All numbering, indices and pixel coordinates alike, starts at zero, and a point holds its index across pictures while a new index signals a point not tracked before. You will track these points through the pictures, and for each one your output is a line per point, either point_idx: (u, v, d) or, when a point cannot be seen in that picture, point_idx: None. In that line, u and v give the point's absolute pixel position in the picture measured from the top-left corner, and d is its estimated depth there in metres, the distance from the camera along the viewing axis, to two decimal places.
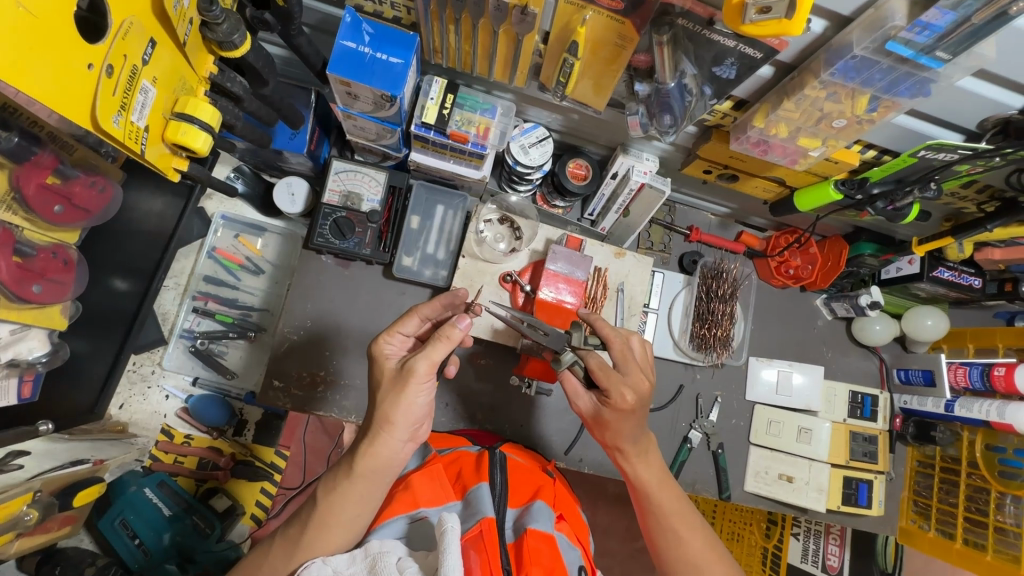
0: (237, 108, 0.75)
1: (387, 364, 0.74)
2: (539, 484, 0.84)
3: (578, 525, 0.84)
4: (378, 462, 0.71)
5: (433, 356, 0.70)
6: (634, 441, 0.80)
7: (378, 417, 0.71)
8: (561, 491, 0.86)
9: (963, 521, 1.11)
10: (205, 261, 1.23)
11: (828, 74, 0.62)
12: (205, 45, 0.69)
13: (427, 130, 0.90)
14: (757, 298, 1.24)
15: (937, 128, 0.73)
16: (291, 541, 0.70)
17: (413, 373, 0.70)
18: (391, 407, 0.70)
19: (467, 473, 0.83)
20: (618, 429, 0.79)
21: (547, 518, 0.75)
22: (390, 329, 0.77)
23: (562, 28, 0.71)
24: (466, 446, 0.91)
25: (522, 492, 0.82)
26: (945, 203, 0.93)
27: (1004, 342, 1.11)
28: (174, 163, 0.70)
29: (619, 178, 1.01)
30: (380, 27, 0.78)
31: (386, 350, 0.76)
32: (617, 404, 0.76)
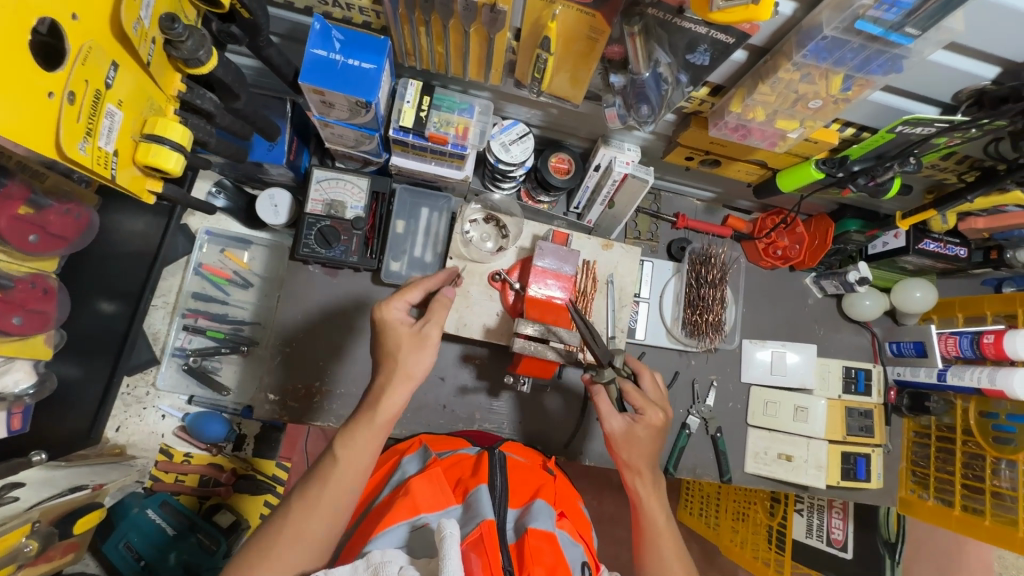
0: (209, 124, 0.74)
1: (402, 327, 0.76)
2: (539, 484, 0.86)
3: (579, 520, 0.85)
4: (399, 409, 0.74)
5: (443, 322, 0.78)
6: (650, 461, 0.84)
7: (397, 370, 0.74)
8: (562, 491, 0.88)
9: (960, 488, 1.12)
10: (192, 278, 1.22)
11: (801, 56, 0.62)
12: (172, 63, 0.68)
13: (406, 134, 0.90)
14: (746, 280, 1.24)
15: (913, 103, 0.74)
16: (314, 497, 0.68)
17: (431, 338, 0.76)
18: (411, 361, 0.74)
19: (467, 476, 0.84)
20: (641, 446, 0.83)
21: (547, 516, 0.76)
22: (398, 294, 0.79)
23: (533, 24, 0.71)
24: (465, 449, 0.93)
25: (522, 491, 0.83)
26: (927, 175, 0.92)
27: (992, 309, 1.12)
28: (147, 185, 0.70)
29: (601, 170, 1.01)
30: (351, 34, 0.77)
31: (393, 316, 0.77)
32: (650, 421, 0.83)
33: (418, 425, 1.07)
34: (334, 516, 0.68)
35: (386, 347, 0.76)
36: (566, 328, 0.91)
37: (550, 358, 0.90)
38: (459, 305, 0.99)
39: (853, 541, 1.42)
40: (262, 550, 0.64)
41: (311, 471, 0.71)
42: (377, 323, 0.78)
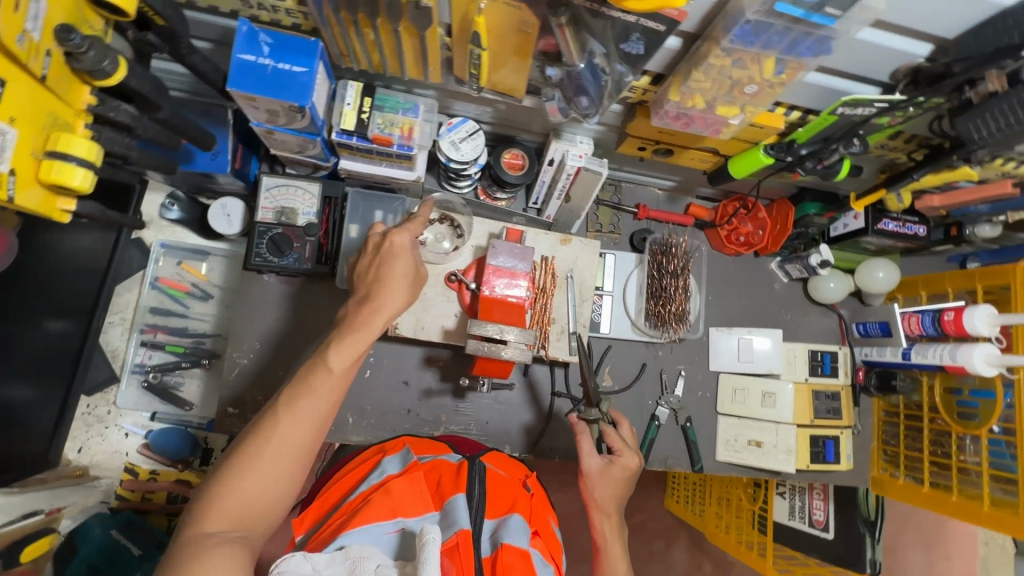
0: (127, 137, 0.73)
1: (410, 257, 0.76)
2: (515, 499, 0.82)
3: (551, 539, 0.83)
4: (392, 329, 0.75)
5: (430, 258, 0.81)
6: (616, 500, 0.91)
7: (399, 296, 0.74)
8: (539, 509, 0.85)
9: (929, 465, 1.13)
10: (149, 292, 1.19)
11: (728, 40, 0.61)
12: (78, 76, 0.64)
13: (349, 137, 0.88)
14: (710, 268, 1.24)
15: (853, 84, 0.73)
16: (303, 410, 0.67)
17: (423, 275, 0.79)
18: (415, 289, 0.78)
19: (446, 482, 0.82)
20: (611, 484, 0.90)
21: (523, 532, 0.73)
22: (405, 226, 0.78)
23: (462, 19, 0.69)
24: (446, 455, 0.91)
25: (500, 501, 0.81)
26: (878, 156, 0.92)
27: (953, 286, 1.12)
28: (59, 203, 0.68)
29: (555, 164, 1.00)
30: (279, 36, 0.74)
31: (401, 243, 0.77)
32: (625, 463, 0.90)
33: (384, 430, 1.06)
34: (320, 426, 0.69)
35: (389, 270, 0.75)
36: (517, 327, 0.89)
37: (506, 356, 0.88)
38: (416, 307, 0.98)
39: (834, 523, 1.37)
40: (248, 459, 0.64)
41: (294, 382, 0.69)
42: (385, 249, 0.77)
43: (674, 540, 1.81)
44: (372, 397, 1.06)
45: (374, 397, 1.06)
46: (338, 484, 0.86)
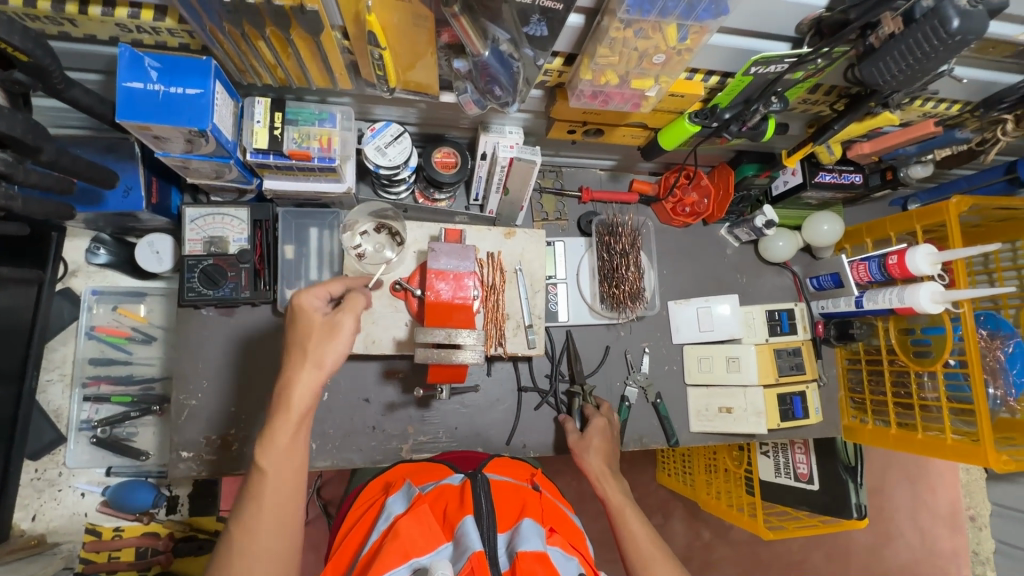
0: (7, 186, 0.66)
1: (313, 315, 0.71)
2: (523, 502, 0.78)
3: (571, 530, 0.77)
4: (312, 399, 0.69)
5: (357, 308, 0.73)
6: (606, 464, 0.98)
7: (306, 360, 0.68)
8: (553, 504, 0.80)
9: (893, 407, 1.15)
10: (86, 343, 1.14)
11: (624, 11, 0.59)
12: None
13: (265, 155, 0.84)
14: (660, 243, 1.24)
15: (760, 41, 0.72)
16: (252, 519, 0.64)
17: (339, 325, 0.70)
18: (323, 349, 0.69)
19: (452, 510, 0.75)
20: (596, 450, 0.99)
21: (537, 534, 0.69)
22: (316, 285, 0.74)
23: (354, 19, 0.66)
24: (449, 479, 0.84)
25: (509, 511, 0.76)
26: (803, 110, 0.92)
27: (895, 230, 1.13)
28: None
29: (489, 158, 0.98)
30: (166, 59, 0.70)
31: (307, 303, 0.72)
32: (596, 425, 1.03)
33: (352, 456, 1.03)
34: (283, 526, 0.65)
35: (295, 335, 0.70)
36: (467, 330, 0.87)
37: (460, 361, 0.85)
38: (364, 323, 0.95)
39: (819, 475, 1.32)
40: None
41: (240, 492, 0.66)
42: (292, 315, 0.72)
43: (670, 513, 1.80)
44: (333, 420, 1.03)
45: (336, 419, 1.03)
46: (349, 536, 0.76)
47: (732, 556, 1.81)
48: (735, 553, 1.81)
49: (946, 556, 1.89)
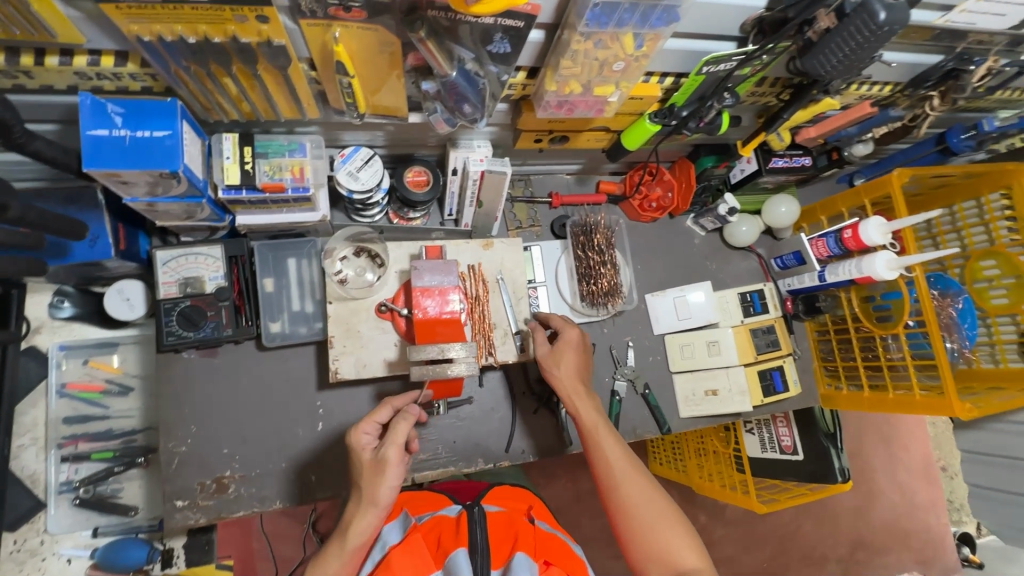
0: None
1: (361, 452, 0.80)
2: (518, 535, 0.79)
3: (573, 562, 0.79)
4: (367, 535, 0.77)
5: (398, 441, 0.77)
6: (579, 379, 0.97)
7: (364, 499, 0.77)
8: (551, 535, 0.81)
9: (864, 370, 1.22)
10: (58, 402, 1.09)
11: (583, 25, 0.62)
12: None
13: (238, 191, 0.83)
14: (632, 239, 1.28)
15: (709, 42, 0.77)
16: None
17: (386, 462, 0.76)
18: (374, 488, 0.77)
19: (446, 538, 0.79)
20: (569, 364, 0.96)
21: (529, 569, 0.71)
22: (367, 418, 0.82)
23: (322, 51, 0.67)
24: (447, 509, 0.87)
25: (505, 543, 0.79)
26: (752, 102, 0.98)
27: (846, 205, 1.21)
28: None
29: (460, 173, 0.99)
30: (130, 103, 0.69)
31: (361, 440, 0.81)
32: (567, 337, 0.98)
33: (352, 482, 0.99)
34: None
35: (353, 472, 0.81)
36: (458, 343, 0.88)
37: (454, 374, 0.87)
38: (353, 348, 0.95)
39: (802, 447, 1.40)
40: None
41: None
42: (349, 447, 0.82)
43: None
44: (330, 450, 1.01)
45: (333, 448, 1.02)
46: None
47: (731, 535, 1.86)
48: (732, 532, 1.87)
49: (924, 507, 2.01)
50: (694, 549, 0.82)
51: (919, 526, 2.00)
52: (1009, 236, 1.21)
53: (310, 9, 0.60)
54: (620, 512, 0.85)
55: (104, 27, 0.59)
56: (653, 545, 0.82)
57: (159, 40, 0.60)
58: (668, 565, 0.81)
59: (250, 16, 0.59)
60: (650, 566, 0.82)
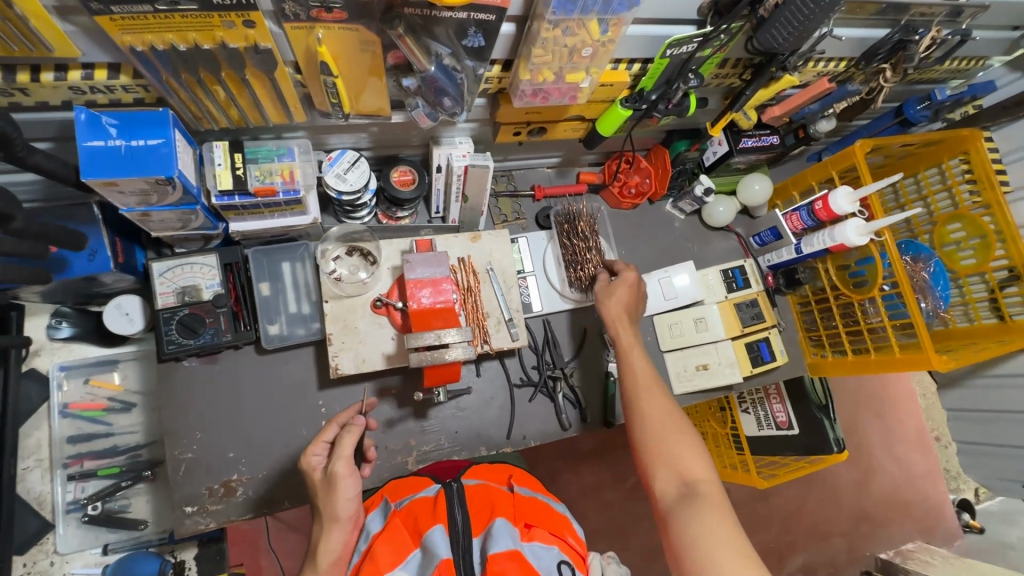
0: None
1: (314, 474, 0.81)
2: (497, 501, 0.80)
3: (556, 520, 0.81)
4: (340, 552, 0.78)
5: (345, 453, 0.78)
6: (625, 311, 1.02)
7: (324, 517, 0.78)
8: (531, 499, 0.82)
9: (846, 336, 1.27)
10: (61, 422, 1.11)
11: (550, 14, 0.67)
12: None
13: (231, 197, 0.86)
14: (614, 225, 1.32)
15: (670, 27, 0.82)
16: None
17: (336, 475, 0.77)
18: (332, 505, 0.78)
19: (422, 517, 0.77)
20: (619, 297, 1.01)
21: (509, 533, 0.73)
22: (314, 440, 0.83)
23: (306, 54, 0.71)
24: (425, 490, 0.85)
25: (485, 510, 0.79)
26: (717, 84, 1.04)
27: (816, 180, 1.27)
28: None
29: (444, 170, 1.03)
30: (123, 114, 0.72)
31: (314, 461, 0.82)
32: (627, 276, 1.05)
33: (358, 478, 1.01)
34: None
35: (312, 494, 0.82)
36: (453, 328, 0.90)
37: (451, 358, 0.90)
38: (351, 344, 0.97)
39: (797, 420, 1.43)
40: None
41: None
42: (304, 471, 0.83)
43: None
44: None
45: None
46: None
47: (736, 518, 1.89)
48: (736, 515, 1.89)
49: (923, 477, 2.05)
50: (704, 462, 0.81)
51: (919, 495, 2.03)
52: (971, 199, 1.27)
53: (294, 12, 0.63)
54: (642, 417, 0.87)
55: (98, 40, 0.63)
56: (665, 449, 0.83)
57: (151, 49, 0.64)
58: (676, 470, 0.81)
59: (238, 22, 0.62)
60: (657, 470, 0.82)
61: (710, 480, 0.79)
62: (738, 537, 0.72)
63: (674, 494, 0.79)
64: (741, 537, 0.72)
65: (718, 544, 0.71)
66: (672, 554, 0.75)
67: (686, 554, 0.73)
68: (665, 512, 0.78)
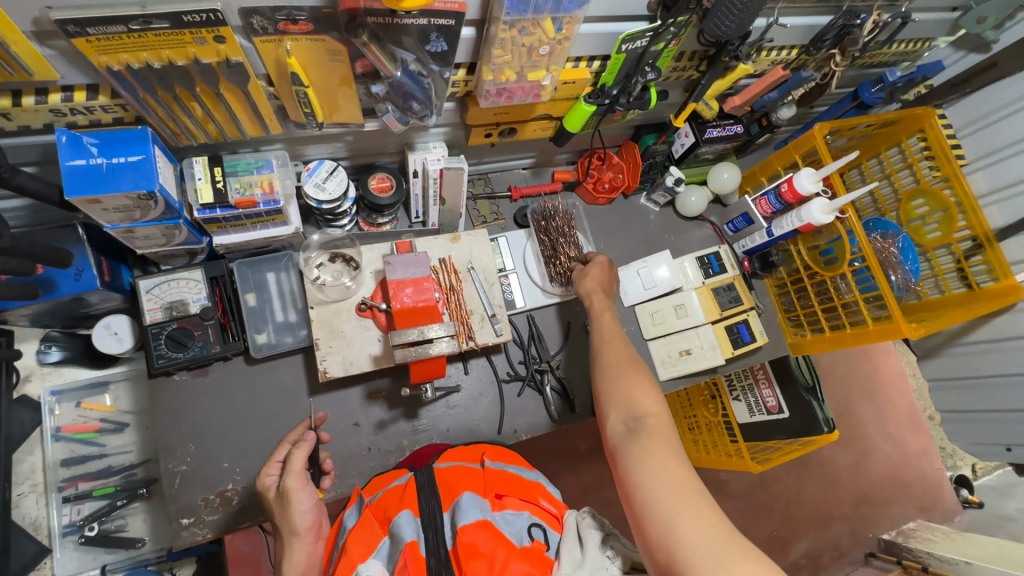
0: None
1: (269, 494, 0.84)
2: (466, 476, 0.83)
3: (525, 487, 0.84)
4: (305, 563, 0.79)
5: (296, 468, 0.81)
6: (601, 287, 1.10)
7: (285, 533, 0.80)
8: (500, 473, 0.84)
9: (823, 314, 1.29)
10: (55, 446, 1.16)
11: (505, 14, 0.71)
12: None
13: (212, 210, 0.88)
14: (591, 221, 1.36)
15: (622, 23, 0.87)
16: None
17: (288, 490, 0.80)
18: (289, 520, 0.80)
19: (393, 505, 0.80)
20: (593, 275, 1.11)
21: (477, 505, 0.75)
22: (267, 462, 0.85)
23: (277, 65, 0.75)
24: (396, 480, 0.87)
25: (453, 487, 0.80)
26: (676, 78, 1.08)
27: (780, 164, 1.34)
28: None
29: (420, 175, 1.06)
30: (104, 134, 0.75)
31: (269, 481, 0.84)
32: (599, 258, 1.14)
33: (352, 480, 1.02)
34: None
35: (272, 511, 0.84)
36: (436, 324, 0.93)
37: (436, 353, 0.93)
38: (339, 348, 0.99)
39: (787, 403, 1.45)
40: None
41: None
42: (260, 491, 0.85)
43: None
44: (328, 451, 1.04)
45: (329, 449, 1.05)
46: None
47: (735, 507, 1.90)
48: (736, 503, 1.90)
49: (918, 455, 2.06)
50: (655, 400, 0.84)
51: (916, 474, 2.05)
52: (931, 172, 1.30)
53: (262, 26, 0.67)
54: (604, 366, 0.92)
55: (76, 63, 0.67)
56: (618, 389, 0.86)
57: (127, 68, 0.67)
58: (626, 407, 0.83)
59: (208, 38, 0.66)
60: (611, 410, 0.85)
61: (660, 416, 0.82)
62: (680, 469, 0.74)
63: (623, 430, 0.81)
64: (682, 468, 0.74)
65: (658, 472, 0.73)
66: (621, 487, 0.77)
67: (633, 486, 0.74)
68: (614, 447, 0.80)
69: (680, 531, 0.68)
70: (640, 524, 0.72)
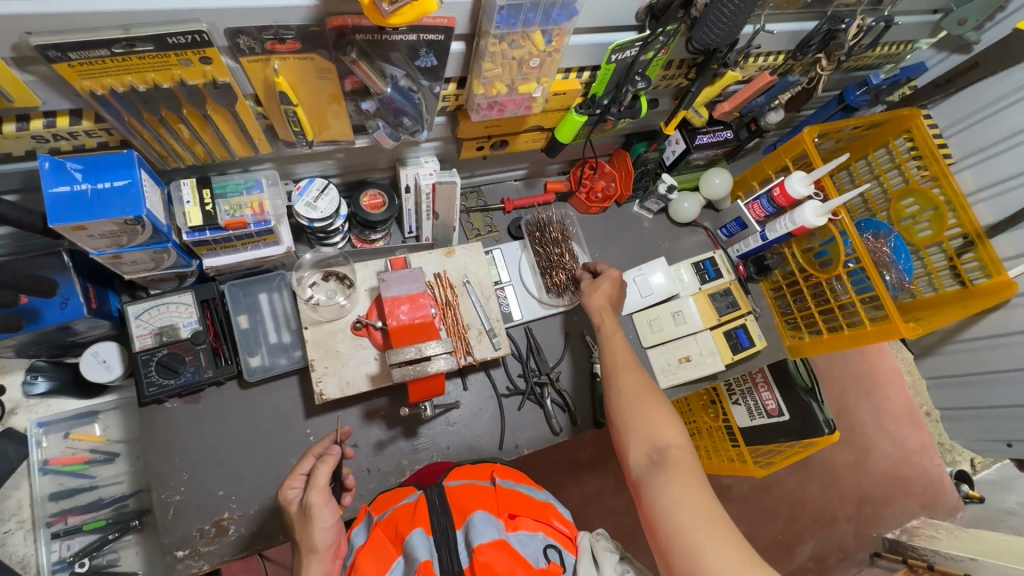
0: None
1: (291, 509, 0.80)
2: (478, 496, 0.81)
3: (538, 507, 0.82)
4: None
5: (320, 482, 0.78)
6: (608, 303, 1.07)
7: (303, 550, 0.75)
8: (512, 491, 0.82)
9: (819, 315, 1.29)
10: (42, 480, 1.12)
11: (495, 28, 0.71)
12: None
13: (202, 232, 0.86)
14: (585, 230, 1.36)
15: (612, 33, 0.87)
16: None
17: (311, 506, 0.76)
18: (309, 536, 0.75)
19: (403, 523, 0.78)
20: (603, 291, 1.08)
21: (492, 524, 0.74)
22: (291, 474, 0.82)
23: (265, 85, 0.74)
24: (406, 497, 0.85)
25: (465, 506, 0.78)
26: (666, 86, 1.09)
27: (772, 168, 1.34)
28: None
29: (413, 190, 1.04)
30: (88, 159, 0.73)
31: (292, 495, 0.81)
32: (609, 272, 1.11)
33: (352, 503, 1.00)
34: None
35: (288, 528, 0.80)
36: (434, 341, 0.92)
37: (434, 370, 0.91)
38: (335, 368, 0.97)
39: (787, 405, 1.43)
40: None
41: None
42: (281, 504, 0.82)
43: None
44: None
45: None
46: None
47: (740, 512, 1.88)
48: (741, 509, 1.89)
49: (919, 452, 2.06)
50: (676, 430, 0.83)
51: (917, 471, 2.05)
52: (919, 172, 1.31)
53: (249, 46, 0.67)
54: (620, 391, 0.90)
55: (58, 88, 0.65)
56: (638, 420, 0.85)
57: (111, 93, 0.65)
58: (648, 439, 0.82)
59: (195, 59, 0.65)
60: (630, 440, 0.84)
61: (682, 447, 0.81)
62: (706, 499, 0.73)
63: (646, 463, 0.80)
64: (707, 498, 0.74)
65: (685, 505, 0.73)
66: (646, 519, 0.76)
67: (659, 518, 0.74)
68: (637, 480, 0.80)
69: (708, 561, 0.68)
70: (667, 557, 0.72)
